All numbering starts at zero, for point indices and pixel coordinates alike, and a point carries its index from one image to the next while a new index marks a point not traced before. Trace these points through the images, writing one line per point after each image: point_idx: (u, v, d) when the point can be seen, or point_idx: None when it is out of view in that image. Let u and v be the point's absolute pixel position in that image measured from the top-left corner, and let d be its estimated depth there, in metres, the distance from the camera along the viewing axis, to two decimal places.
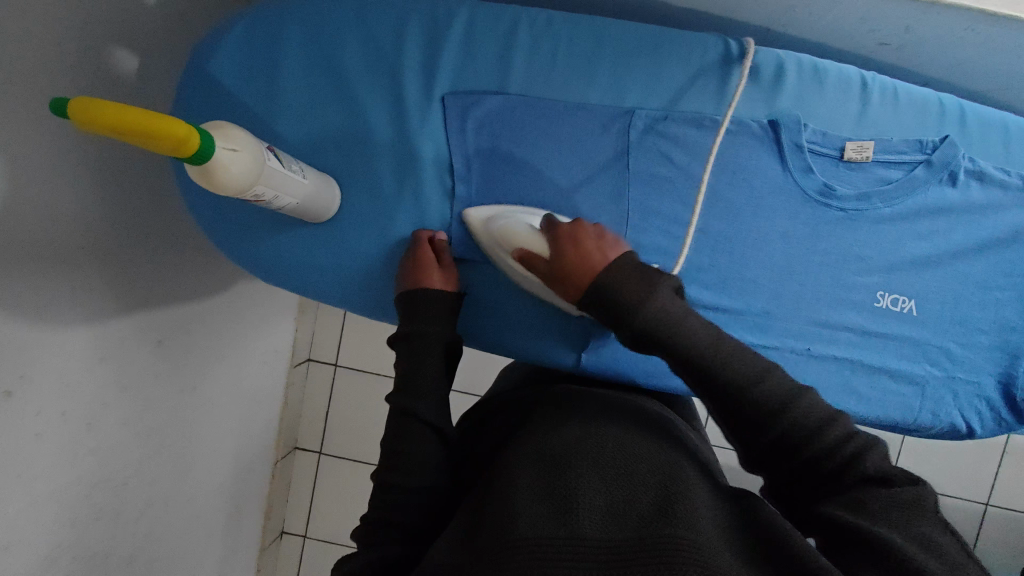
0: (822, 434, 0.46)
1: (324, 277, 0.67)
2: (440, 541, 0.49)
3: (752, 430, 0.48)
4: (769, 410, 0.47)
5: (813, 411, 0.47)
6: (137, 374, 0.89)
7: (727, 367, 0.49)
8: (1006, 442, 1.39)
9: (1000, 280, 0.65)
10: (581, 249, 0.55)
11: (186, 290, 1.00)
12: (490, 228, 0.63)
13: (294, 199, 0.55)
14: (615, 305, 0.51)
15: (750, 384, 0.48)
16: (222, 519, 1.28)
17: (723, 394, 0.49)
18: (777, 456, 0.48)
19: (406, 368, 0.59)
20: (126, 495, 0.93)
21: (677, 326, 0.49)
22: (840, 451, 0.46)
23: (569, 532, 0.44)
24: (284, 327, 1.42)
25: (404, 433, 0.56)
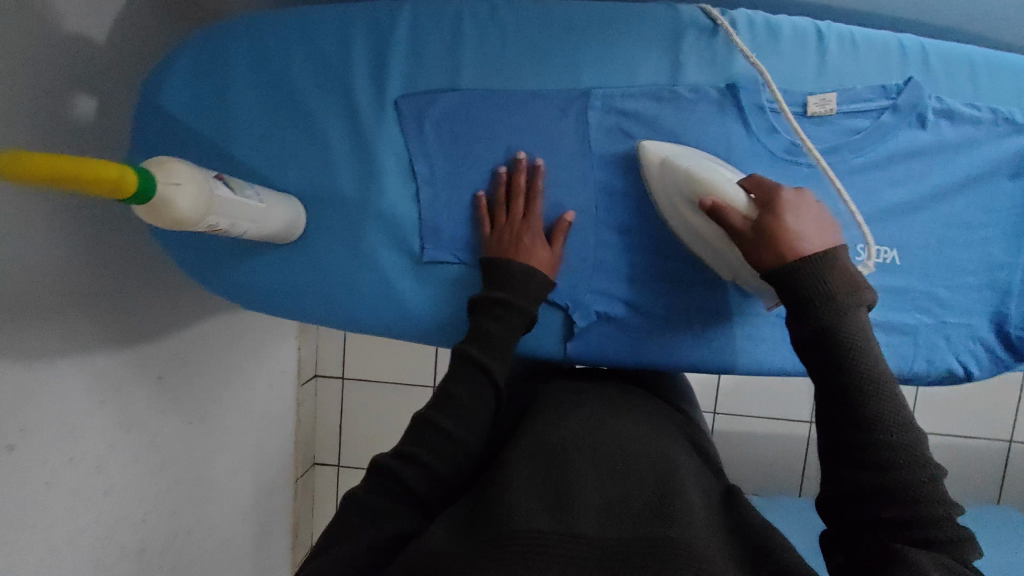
0: (929, 507, 0.44)
1: (301, 296, 0.66)
2: (437, 526, 0.49)
3: (863, 468, 0.46)
4: (886, 453, 0.45)
5: (920, 477, 0.45)
6: (141, 412, 0.91)
7: (881, 408, 0.47)
8: None
9: (982, 217, 0.63)
10: (797, 224, 0.55)
11: (181, 324, 1.01)
12: (678, 170, 0.60)
13: (252, 224, 0.55)
14: (804, 294, 0.51)
15: (892, 423, 0.46)
16: (247, 540, 1.31)
17: (869, 428, 0.46)
18: (862, 502, 0.45)
19: (496, 330, 0.59)
20: (146, 530, 0.95)
21: (859, 347, 0.49)
22: (939, 529, 0.43)
23: (565, 527, 0.44)
24: (286, 346, 1.43)
25: (464, 382, 0.57)
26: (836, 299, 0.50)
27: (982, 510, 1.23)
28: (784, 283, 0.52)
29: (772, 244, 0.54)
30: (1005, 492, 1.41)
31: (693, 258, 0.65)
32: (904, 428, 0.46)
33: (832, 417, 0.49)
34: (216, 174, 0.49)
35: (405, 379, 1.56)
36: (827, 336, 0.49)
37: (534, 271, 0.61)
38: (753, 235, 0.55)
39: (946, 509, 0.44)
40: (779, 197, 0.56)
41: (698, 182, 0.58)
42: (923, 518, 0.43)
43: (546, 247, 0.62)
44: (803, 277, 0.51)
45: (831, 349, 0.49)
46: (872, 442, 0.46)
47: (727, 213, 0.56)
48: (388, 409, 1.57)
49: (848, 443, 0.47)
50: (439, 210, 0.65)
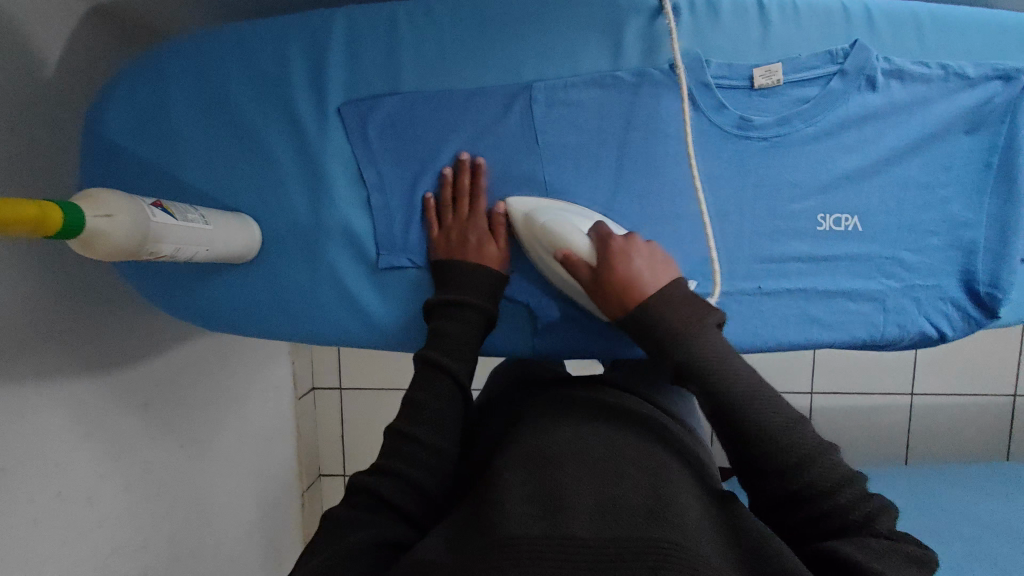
0: (838, 492, 0.47)
1: (263, 313, 0.66)
2: (431, 535, 0.48)
3: (770, 477, 0.49)
4: (793, 458, 0.48)
5: (831, 468, 0.48)
6: (128, 440, 0.91)
7: (763, 417, 0.50)
8: None
9: (941, 176, 0.62)
10: (632, 268, 0.56)
11: (164, 350, 1.01)
12: (531, 220, 0.60)
13: (201, 246, 0.54)
14: (658, 335, 0.53)
15: (782, 431, 0.49)
16: (256, 556, 1.32)
17: (754, 442, 0.49)
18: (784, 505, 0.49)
19: (451, 330, 0.60)
20: (146, 556, 0.96)
21: (726, 366, 0.51)
22: (854, 511, 0.47)
23: (559, 533, 0.44)
24: (279, 361, 1.43)
25: (427, 383, 0.58)
26: (687, 329, 0.53)
27: (988, 467, 1.22)
28: (637, 331, 0.55)
29: (613, 295, 0.56)
30: (1013, 446, 1.40)
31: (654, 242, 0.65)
32: (789, 428, 0.49)
33: (726, 438, 0.52)
34: (153, 202, 0.49)
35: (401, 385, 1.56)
36: (687, 372, 0.52)
37: (485, 270, 0.62)
38: (597, 286, 0.57)
39: (856, 488, 0.48)
40: (615, 243, 0.57)
41: (549, 235, 0.59)
42: (837, 508, 0.47)
43: (492, 243, 0.63)
44: (651, 322, 0.54)
45: (698, 378, 0.51)
46: (765, 454, 0.49)
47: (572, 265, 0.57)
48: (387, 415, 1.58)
49: (750, 458, 0.50)
50: (391, 216, 0.65)
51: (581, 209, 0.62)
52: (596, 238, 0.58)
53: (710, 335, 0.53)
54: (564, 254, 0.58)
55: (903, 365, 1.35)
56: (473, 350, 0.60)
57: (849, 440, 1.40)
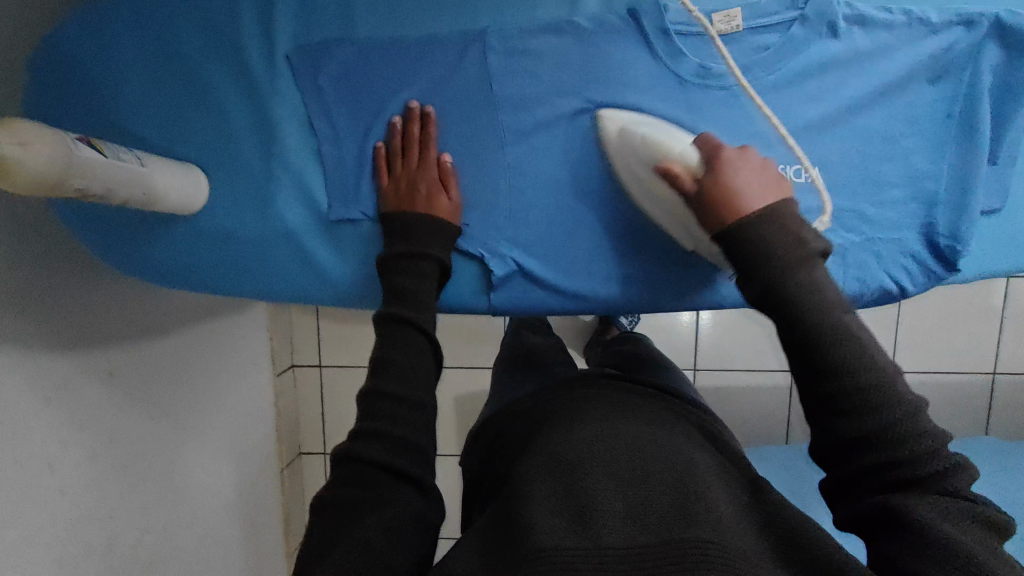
0: (917, 451, 0.45)
1: (214, 268, 0.65)
2: (467, 546, 0.52)
3: (842, 421, 0.46)
4: (872, 406, 0.46)
5: (915, 427, 0.45)
6: (92, 408, 0.90)
7: (847, 357, 0.47)
8: (1004, 309, 1.34)
9: (904, 127, 0.60)
10: (740, 179, 0.54)
11: (132, 320, 1.00)
12: (628, 136, 0.59)
13: (136, 189, 0.53)
14: (748, 252, 0.51)
15: (872, 377, 0.46)
16: (234, 530, 1.31)
17: (837, 377, 0.47)
18: (849, 454, 0.47)
19: (407, 281, 0.58)
20: (115, 525, 0.95)
21: (813, 296, 0.49)
22: (931, 466, 0.45)
23: (593, 543, 0.47)
24: (258, 335, 1.42)
25: (394, 337, 0.57)
26: (786, 256, 0.50)
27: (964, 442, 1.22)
28: (732, 248, 0.52)
29: (714, 205, 0.53)
30: (991, 423, 1.41)
31: (614, 197, 0.64)
32: (872, 369, 0.47)
33: (806, 372, 0.48)
34: (81, 138, 0.48)
35: None
36: (775, 291, 0.49)
37: (438, 221, 0.60)
38: (699, 198, 0.54)
39: (940, 448, 0.46)
40: (724, 155, 0.55)
41: (647, 146, 0.57)
42: (912, 460, 0.45)
43: (443, 195, 0.61)
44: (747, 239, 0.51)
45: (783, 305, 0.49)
46: (853, 389, 0.46)
47: (674, 175, 0.55)
48: None
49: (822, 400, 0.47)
50: (343, 167, 0.63)
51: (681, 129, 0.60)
52: (701, 151, 0.56)
53: (809, 266, 0.50)
54: (664, 165, 0.56)
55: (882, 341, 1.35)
56: (430, 299, 0.60)
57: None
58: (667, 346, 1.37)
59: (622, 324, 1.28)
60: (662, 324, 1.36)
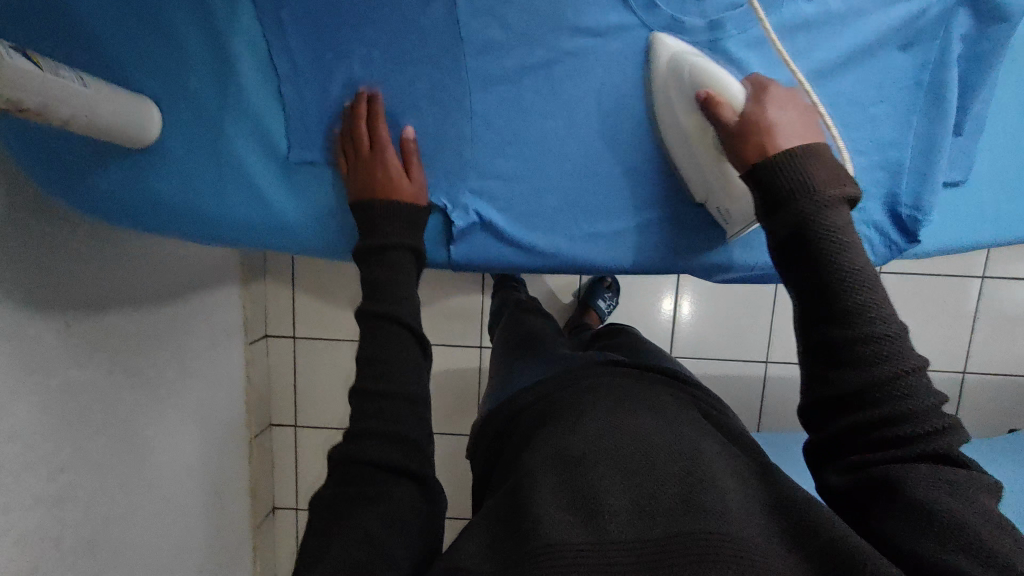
0: (912, 406, 0.46)
1: (162, 206, 0.62)
2: (468, 532, 0.51)
3: (847, 368, 0.47)
4: (882, 354, 0.46)
5: (915, 382, 0.46)
6: (46, 357, 0.82)
7: (862, 304, 0.48)
8: (977, 309, 1.35)
9: (872, 94, 0.60)
10: (779, 117, 0.55)
11: (95, 265, 0.90)
12: (677, 63, 0.58)
13: (79, 112, 0.50)
14: (774, 193, 0.52)
15: (879, 325, 0.47)
16: (201, 499, 1.22)
17: (848, 324, 0.48)
18: (849, 404, 0.47)
19: (386, 276, 0.58)
20: (68, 480, 0.87)
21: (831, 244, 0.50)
22: (932, 424, 0.46)
23: (600, 538, 0.46)
24: (230, 298, 1.30)
25: (378, 334, 0.56)
26: (811, 199, 0.51)
27: None
28: (760, 181, 0.53)
29: (755, 139, 0.54)
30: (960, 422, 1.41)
31: (580, 153, 0.63)
32: (884, 319, 0.47)
33: (818, 317, 0.49)
34: (16, 48, 0.45)
35: None
36: (802, 232, 0.50)
37: (407, 205, 0.60)
38: (741, 131, 0.55)
39: (936, 410, 0.46)
40: (772, 92, 0.56)
41: (698, 76, 0.56)
42: (912, 414, 0.46)
43: (405, 178, 0.61)
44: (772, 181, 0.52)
45: (802, 244, 0.50)
46: (861, 337, 0.47)
47: (717, 108, 0.55)
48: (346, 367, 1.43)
49: (831, 346, 0.48)
50: (304, 110, 0.61)
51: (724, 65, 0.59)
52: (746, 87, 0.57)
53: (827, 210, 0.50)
54: (710, 95, 0.56)
55: None
56: (410, 292, 0.59)
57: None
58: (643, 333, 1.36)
59: (600, 308, 1.29)
60: (639, 310, 1.36)
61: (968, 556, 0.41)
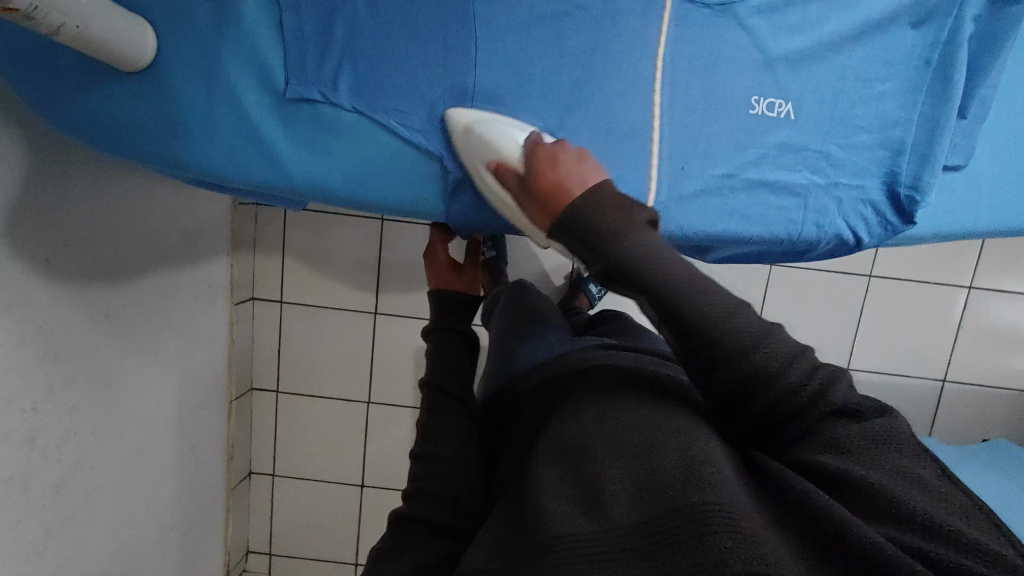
0: (790, 374, 0.48)
1: (151, 133, 0.60)
2: (480, 542, 0.54)
3: (719, 365, 0.49)
4: (743, 339, 0.48)
5: (779, 349, 0.49)
6: (22, 293, 0.79)
7: (700, 306, 0.49)
8: (961, 320, 1.36)
9: (881, 71, 0.62)
10: (559, 175, 0.56)
11: (84, 201, 0.88)
12: (469, 133, 0.59)
13: (69, 20, 0.48)
14: (589, 234, 0.52)
15: (726, 315, 0.49)
16: (175, 455, 1.20)
17: (693, 329, 0.49)
18: (737, 399, 0.50)
19: (442, 350, 0.76)
20: (39, 420, 0.85)
21: (654, 263, 0.50)
22: (807, 394, 0.49)
23: (603, 526, 0.47)
24: (218, 258, 1.28)
25: (434, 408, 0.69)
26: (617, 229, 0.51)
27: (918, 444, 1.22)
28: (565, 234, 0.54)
29: (542, 200, 0.56)
30: (936, 429, 1.43)
31: (583, 112, 0.61)
32: (726, 316, 0.49)
33: (672, 329, 0.51)
34: None
35: (351, 306, 1.40)
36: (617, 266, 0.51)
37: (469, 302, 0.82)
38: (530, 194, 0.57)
39: (805, 366, 0.49)
40: (541, 153, 0.57)
41: (484, 148, 0.58)
42: (790, 393, 0.48)
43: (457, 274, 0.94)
44: (580, 223, 0.52)
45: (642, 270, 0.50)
46: (717, 333, 0.49)
47: (505, 175, 0.58)
48: (331, 335, 1.42)
49: (698, 358, 0.50)
50: (303, 42, 0.59)
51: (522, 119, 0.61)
52: (527, 148, 0.58)
53: (639, 231, 0.51)
54: (497, 165, 0.58)
55: (840, 340, 1.37)
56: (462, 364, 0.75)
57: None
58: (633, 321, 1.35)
59: (590, 291, 1.27)
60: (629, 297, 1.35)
61: (903, 522, 0.43)
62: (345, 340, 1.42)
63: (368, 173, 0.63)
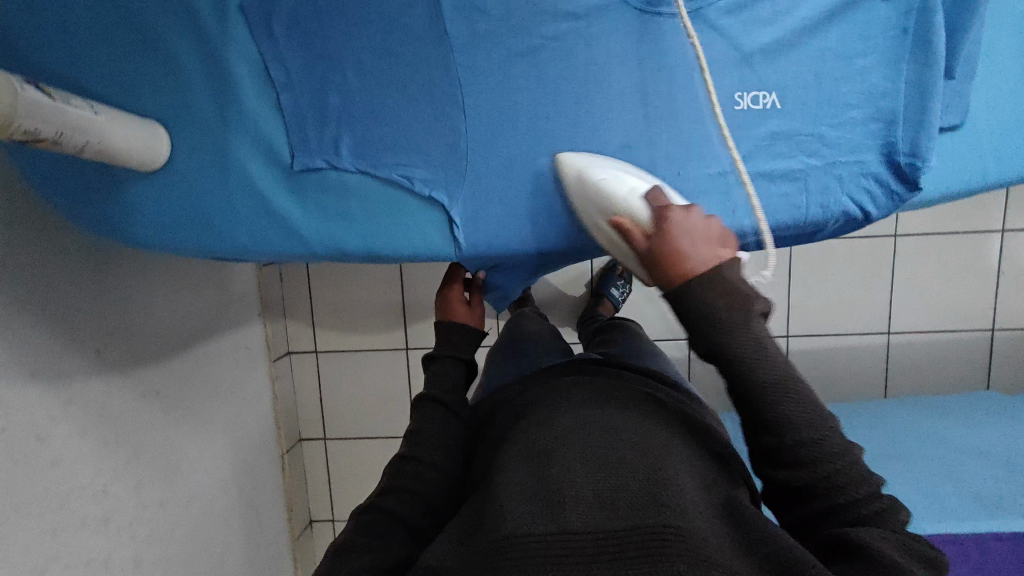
0: (853, 489, 0.50)
1: (175, 224, 0.65)
2: (438, 541, 0.52)
3: (796, 464, 0.51)
4: (822, 451, 0.50)
5: (851, 464, 0.50)
6: (80, 386, 0.85)
7: (787, 408, 0.51)
8: (1001, 264, 1.32)
9: (859, 46, 0.62)
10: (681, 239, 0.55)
11: (121, 291, 0.93)
12: (583, 179, 0.60)
13: (89, 137, 0.53)
14: (701, 314, 0.53)
15: (812, 424, 0.51)
16: (239, 515, 1.25)
17: (778, 431, 0.51)
18: (803, 494, 0.51)
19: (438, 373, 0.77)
20: (110, 501, 0.89)
21: (754, 356, 0.52)
22: (866, 505, 0.49)
23: (558, 527, 0.46)
24: (252, 321, 1.34)
25: (425, 413, 0.70)
26: (728, 314, 0.52)
27: (973, 398, 1.19)
28: (678, 307, 0.54)
29: (661, 265, 0.55)
30: (994, 379, 1.38)
31: (574, 135, 0.63)
32: (812, 426, 0.51)
33: (756, 427, 0.53)
34: (27, 81, 0.48)
35: (383, 347, 1.44)
36: (718, 352, 0.52)
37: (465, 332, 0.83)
38: (648, 257, 0.57)
39: (871, 486, 0.50)
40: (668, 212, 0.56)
41: (606, 201, 0.59)
42: (852, 505, 0.49)
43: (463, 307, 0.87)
44: (690, 300, 0.53)
45: (729, 362, 0.52)
46: (796, 441, 0.50)
47: (625, 231, 0.58)
48: (368, 377, 1.46)
49: (768, 447, 0.52)
50: (301, 115, 0.63)
51: (631, 167, 0.62)
52: (648, 203, 0.58)
53: (750, 323, 0.53)
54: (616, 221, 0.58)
55: (875, 305, 1.35)
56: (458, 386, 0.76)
57: (830, 382, 1.39)
58: (662, 319, 1.33)
59: (613, 296, 1.25)
60: (653, 297, 1.32)
61: None
62: (383, 380, 1.46)
63: (367, 225, 0.65)
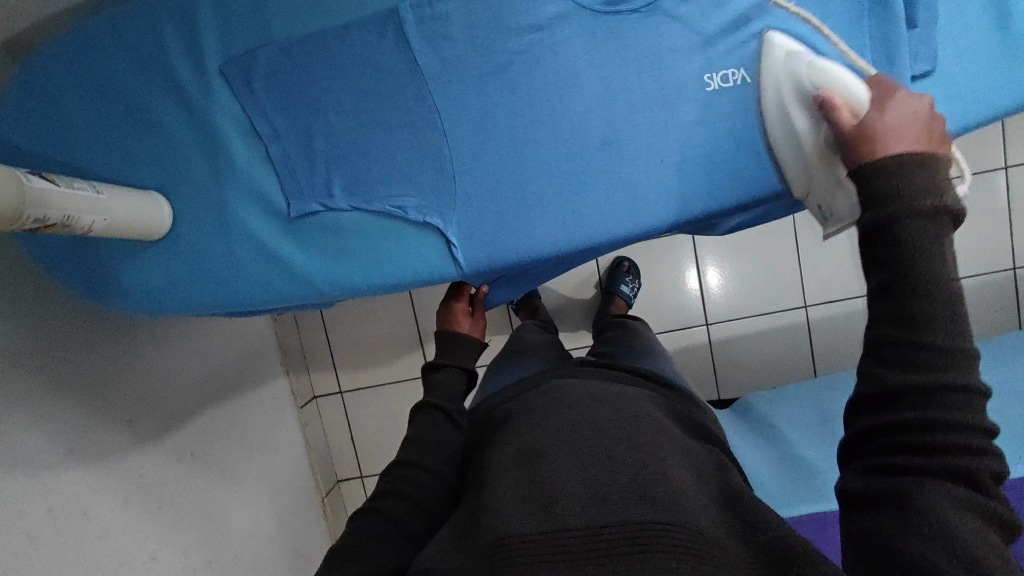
0: (961, 431, 0.40)
1: (185, 284, 0.68)
2: (433, 544, 0.52)
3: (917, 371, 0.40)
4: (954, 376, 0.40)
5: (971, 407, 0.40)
6: (118, 458, 0.87)
7: (940, 317, 0.40)
8: (1013, 201, 1.30)
9: (818, 10, 0.63)
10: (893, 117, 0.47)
11: (142, 361, 0.95)
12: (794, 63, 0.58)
13: (95, 216, 0.55)
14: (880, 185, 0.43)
15: (957, 340, 0.40)
16: (287, 564, 1.26)
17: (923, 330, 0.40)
18: (894, 407, 0.41)
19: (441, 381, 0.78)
20: (160, 567, 0.91)
21: (932, 244, 0.41)
22: (961, 444, 0.40)
23: (551, 526, 0.46)
24: (274, 370, 1.36)
25: (425, 423, 0.70)
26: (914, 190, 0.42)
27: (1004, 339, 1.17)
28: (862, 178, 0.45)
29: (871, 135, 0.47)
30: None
31: (554, 141, 0.65)
32: (954, 337, 0.40)
33: (892, 323, 0.42)
34: (31, 172, 0.51)
35: (404, 377, 1.45)
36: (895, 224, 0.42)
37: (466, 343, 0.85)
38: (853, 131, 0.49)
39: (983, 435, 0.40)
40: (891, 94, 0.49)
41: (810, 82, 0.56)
42: (952, 443, 0.39)
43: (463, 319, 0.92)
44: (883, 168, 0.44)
45: (891, 245, 0.42)
46: (947, 347, 0.40)
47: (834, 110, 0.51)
48: (394, 409, 1.46)
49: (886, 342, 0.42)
50: (290, 163, 0.65)
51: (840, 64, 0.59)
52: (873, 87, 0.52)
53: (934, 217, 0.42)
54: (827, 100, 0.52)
55: None
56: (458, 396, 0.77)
57: None
58: (677, 307, 1.32)
59: (624, 292, 1.25)
60: (664, 287, 1.32)
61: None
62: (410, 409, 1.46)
63: (353, 261, 0.67)
